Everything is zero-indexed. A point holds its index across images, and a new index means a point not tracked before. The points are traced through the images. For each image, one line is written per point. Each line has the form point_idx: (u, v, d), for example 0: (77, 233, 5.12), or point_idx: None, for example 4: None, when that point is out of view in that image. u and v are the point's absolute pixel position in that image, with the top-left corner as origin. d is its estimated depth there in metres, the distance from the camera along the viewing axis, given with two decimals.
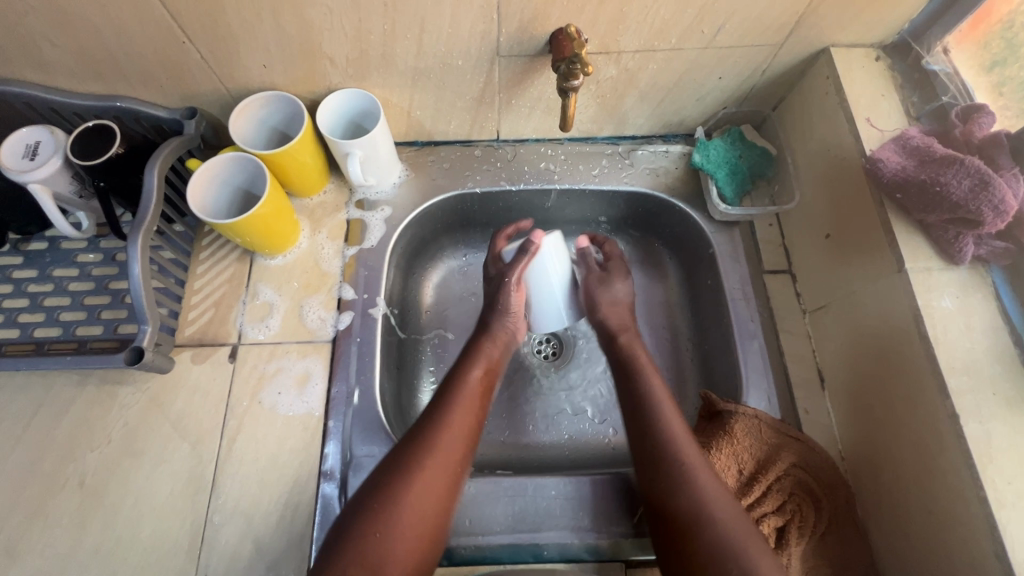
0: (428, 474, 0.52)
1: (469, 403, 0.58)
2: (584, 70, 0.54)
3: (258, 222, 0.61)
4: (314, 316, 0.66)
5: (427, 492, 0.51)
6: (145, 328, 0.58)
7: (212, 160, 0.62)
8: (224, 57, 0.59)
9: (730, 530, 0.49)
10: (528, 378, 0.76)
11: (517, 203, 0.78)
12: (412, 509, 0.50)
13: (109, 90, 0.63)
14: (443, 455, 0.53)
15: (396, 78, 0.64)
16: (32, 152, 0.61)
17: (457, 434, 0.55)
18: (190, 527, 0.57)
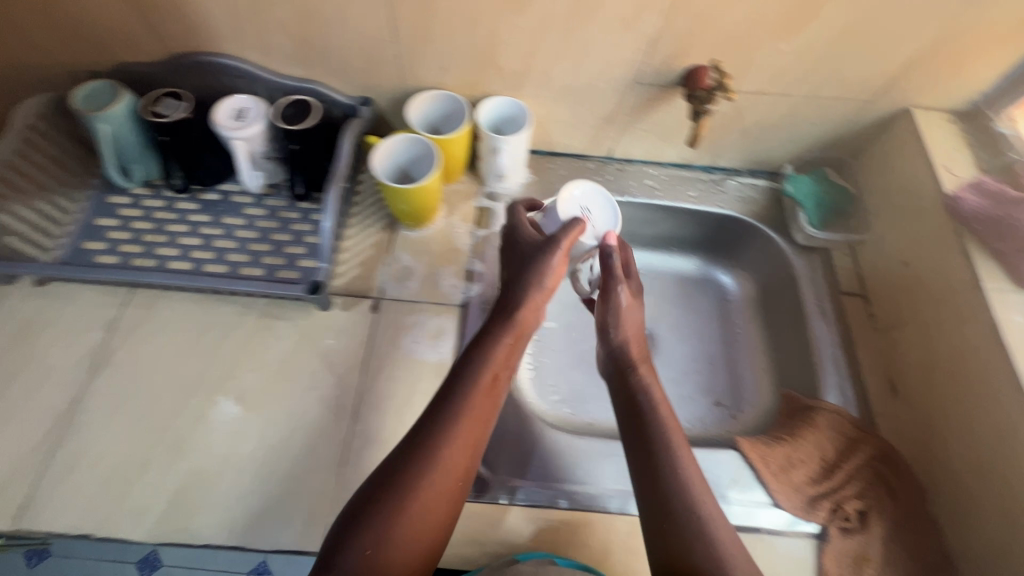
0: (427, 490, 0.47)
1: (484, 409, 0.53)
2: (726, 94, 0.65)
3: (422, 193, 0.72)
4: (447, 283, 0.76)
5: (433, 506, 0.47)
6: (324, 267, 0.71)
7: (390, 138, 0.73)
8: (414, 57, 0.72)
9: (725, 524, 0.49)
10: None
11: (620, 214, 0.89)
12: (421, 515, 0.47)
13: (307, 74, 0.76)
14: (444, 468, 0.48)
15: (547, 92, 0.76)
16: (241, 117, 0.72)
17: (458, 448, 0.50)
18: (333, 447, 0.63)
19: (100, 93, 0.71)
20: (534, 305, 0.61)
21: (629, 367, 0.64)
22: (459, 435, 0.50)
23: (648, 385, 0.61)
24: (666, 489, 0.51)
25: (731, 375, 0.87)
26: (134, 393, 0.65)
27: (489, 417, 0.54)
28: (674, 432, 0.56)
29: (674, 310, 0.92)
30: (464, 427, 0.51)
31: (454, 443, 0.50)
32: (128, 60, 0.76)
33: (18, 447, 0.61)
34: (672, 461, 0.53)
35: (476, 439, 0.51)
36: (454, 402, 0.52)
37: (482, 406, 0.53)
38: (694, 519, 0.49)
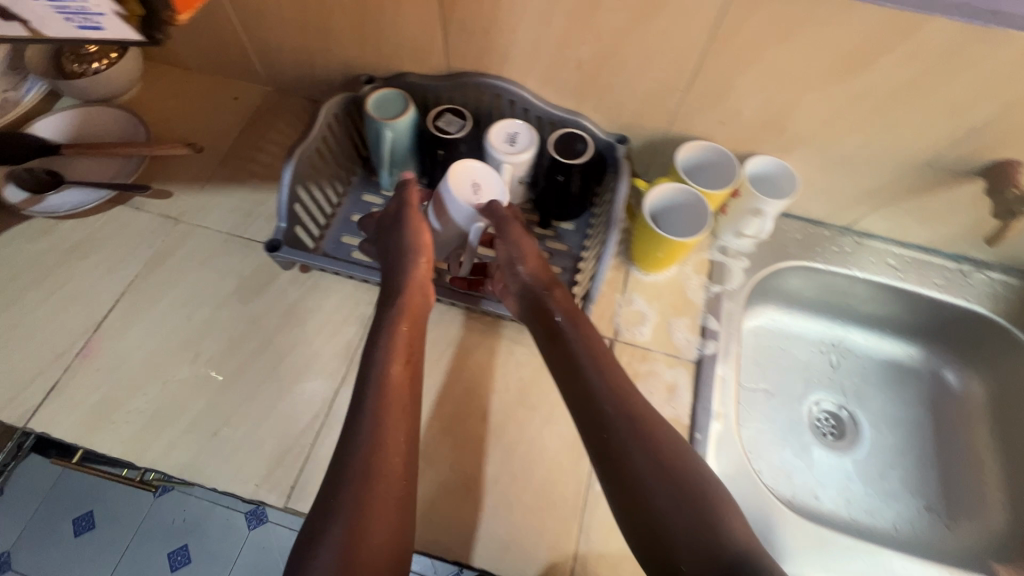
0: (376, 483, 0.51)
1: (401, 398, 0.57)
2: None
3: (686, 245, 0.71)
4: (681, 336, 0.74)
5: (382, 498, 0.51)
6: (587, 306, 0.70)
7: (659, 186, 0.73)
8: (696, 107, 0.71)
9: (721, 532, 0.48)
10: (811, 447, 0.84)
11: (848, 290, 0.86)
12: (376, 504, 0.50)
13: (575, 106, 0.77)
14: (392, 461, 0.53)
15: (818, 159, 0.73)
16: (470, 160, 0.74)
17: (394, 436, 0.55)
18: (576, 487, 0.66)
19: (392, 101, 0.75)
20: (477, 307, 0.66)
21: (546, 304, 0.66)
22: (392, 437, 0.54)
23: (591, 375, 0.60)
24: (653, 503, 0.51)
25: (944, 480, 0.82)
26: None
27: (410, 403, 0.58)
28: (644, 435, 0.55)
29: (878, 398, 0.89)
30: (391, 420, 0.55)
31: (386, 445, 0.54)
32: (406, 71, 0.79)
33: (289, 427, 0.65)
34: (657, 454, 0.54)
35: (401, 438, 0.55)
36: (370, 403, 0.56)
37: (396, 396, 0.57)
38: (684, 531, 0.49)
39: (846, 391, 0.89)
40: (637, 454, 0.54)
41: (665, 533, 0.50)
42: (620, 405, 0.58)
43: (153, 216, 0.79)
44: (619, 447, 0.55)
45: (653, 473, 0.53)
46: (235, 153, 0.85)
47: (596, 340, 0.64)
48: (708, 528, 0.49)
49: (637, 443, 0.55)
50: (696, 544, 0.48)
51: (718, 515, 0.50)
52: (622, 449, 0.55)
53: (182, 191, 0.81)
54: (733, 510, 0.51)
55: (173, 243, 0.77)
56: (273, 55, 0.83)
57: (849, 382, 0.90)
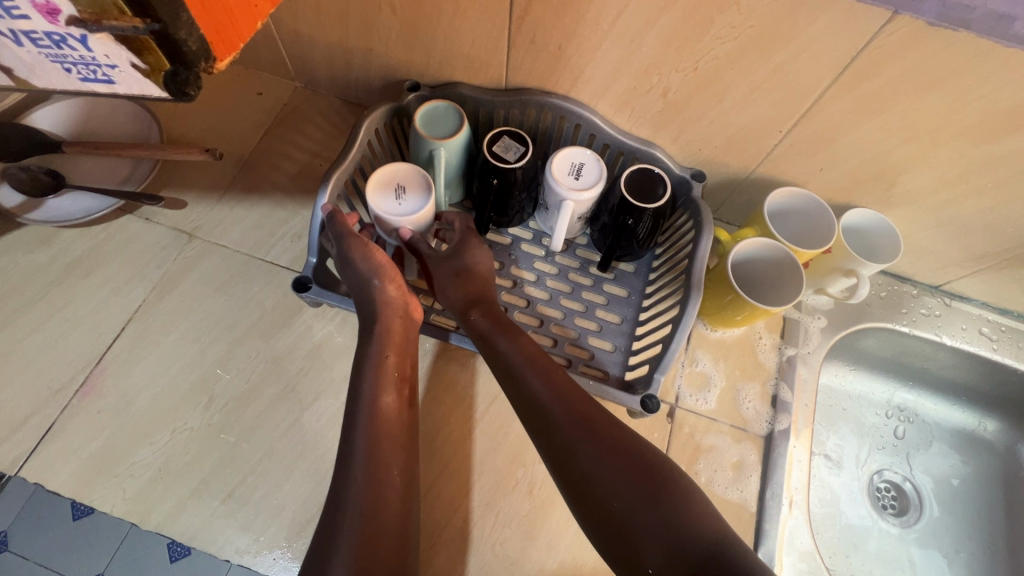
0: (354, 502, 0.47)
1: (372, 393, 0.53)
2: None
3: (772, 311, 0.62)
4: (750, 406, 0.67)
5: (363, 516, 0.46)
6: (658, 377, 0.60)
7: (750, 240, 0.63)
8: (795, 152, 0.62)
9: (690, 526, 0.43)
10: (870, 522, 0.77)
11: (929, 355, 0.77)
12: (353, 521, 0.46)
13: (649, 136, 0.67)
14: (370, 474, 0.48)
15: (924, 218, 0.64)
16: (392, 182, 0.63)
17: (377, 442, 0.51)
18: None
19: (443, 116, 0.65)
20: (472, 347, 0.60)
21: (480, 303, 0.62)
22: (385, 469, 0.49)
23: (535, 382, 0.54)
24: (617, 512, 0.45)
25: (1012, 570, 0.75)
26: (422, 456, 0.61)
27: (399, 417, 0.54)
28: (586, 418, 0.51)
29: (946, 468, 0.81)
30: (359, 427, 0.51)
31: (377, 476, 0.48)
32: (460, 81, 0.69)
33: (311, 492, 0.58)
34: (604, 446, 0.49)
35: (395, 471, 0.50)
36: (361, 436, 0.50)
37: (374, 408, 0.52)
38: (654, 538, 0.43)
39: (912, 461, 0.81)
40: (586, 454, 0.49)
41: (638, 545, 0.44)
42: (570, 409, 0.52)
43: (165, 230, 0.70)
44: (569, 456, 0.49)
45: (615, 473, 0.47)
46: (258, 159, 0.76)
47: (512, 345, 0.58)
48: (675, 526, 0.43)
49: (597, 444, 0.49)
50: (669, 553, 0.42)
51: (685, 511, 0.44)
52: (569, 450, 0.50)
53: (198, 202, 0.72)
54: (696, 500, 0.45)
55: (187, 264, 0.68)
56: (307, 50, 0.73)
57: (915, 450, 0.82)
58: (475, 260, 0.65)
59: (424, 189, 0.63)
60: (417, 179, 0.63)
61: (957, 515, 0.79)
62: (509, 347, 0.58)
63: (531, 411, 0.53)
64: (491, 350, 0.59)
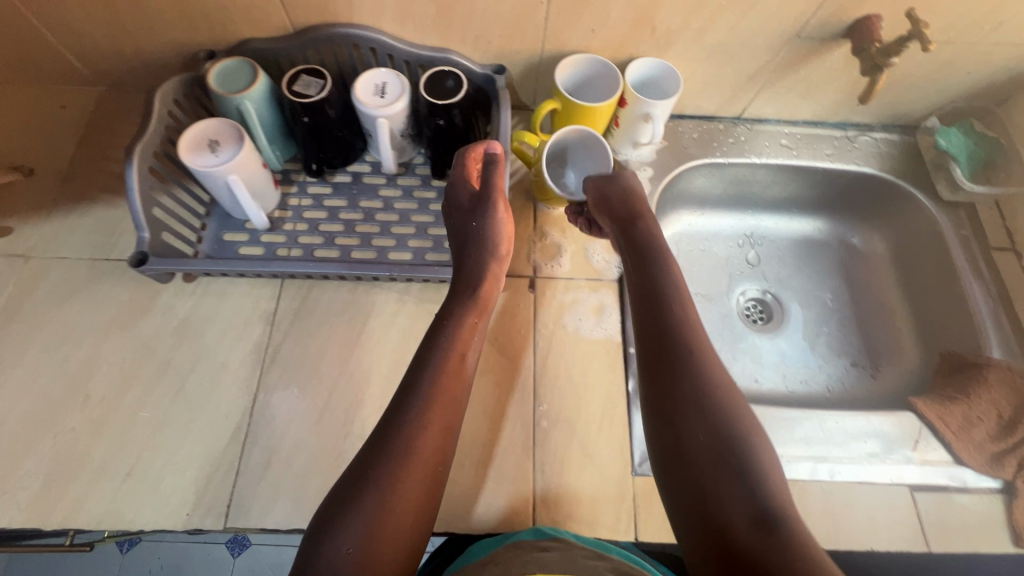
0: (408, 461, 0.46)
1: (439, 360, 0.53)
2: (923, 44, 0.61)
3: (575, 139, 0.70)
4: (599, 258, 0.74)
5: (411, 475, 0.46)
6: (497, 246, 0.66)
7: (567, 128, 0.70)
8: (565, 20, 0.68)
9: (752, 456, 0.45)
10: (740, 334, 0.88)
11: (750, 177, 0.87)
12: (397, 484, 0.45)
13: (443, 43, 0.72)
14: (426, 438, 0.48)
15: (694, 52, 0.72)
16: (203, 140, 0.64)
17: (435, 417, 0.49)
18: (521, 430, 0.63)
19: (236, 71, 0.67)
20: (490, 278, 0.61)
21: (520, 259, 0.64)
22: (432, 429, 0.49)
23: (687, 318, 0.54)
24: (695, 442, 0.46)
25: (870, 339, 0.85)
26: (309, 387, 0.64)
27: (460, 392, 0.53)
28: (714, 391, 0.48)
29: (798, 273, 0.92)
30: (438, 401, 0.50)
31: (425, 429, 0.48)
32: (250, 37, 0.71)
33: (209, 448, 0.60)
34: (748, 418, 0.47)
35: (436, 435, 0.49)
36: (423, 391, 0.50)
37: (449, 379, 0.52)
38: (713, 453, 0.45)
39: (766, 276, 0.91)
40: (729, 395, 0.48)
41: (696, 452, 0.46)
42: (702, 369, 0.50)
43: None
44: (718, 405, 0.47)
45: (739, 410, 0.47)
46: (78, 170, 0.74)
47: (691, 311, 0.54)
48: (740, 458, 0.44)
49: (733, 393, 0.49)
50: (727, 483, 0.44)
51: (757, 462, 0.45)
52: (706, 377, 0.49)
53: (24, 223, 0.70)
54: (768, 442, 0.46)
55: (27, 285, 0.67)
56: (93, 49, 0.72)
57: (768, 266, 0.92)
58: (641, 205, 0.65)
59: (233, 134, 0.64)
60: (221, 128, 0.65)
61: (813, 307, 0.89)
62: (690, 306, 0.55)
63: (675, 340, 0.52)
64: (643, 285, 0.57)
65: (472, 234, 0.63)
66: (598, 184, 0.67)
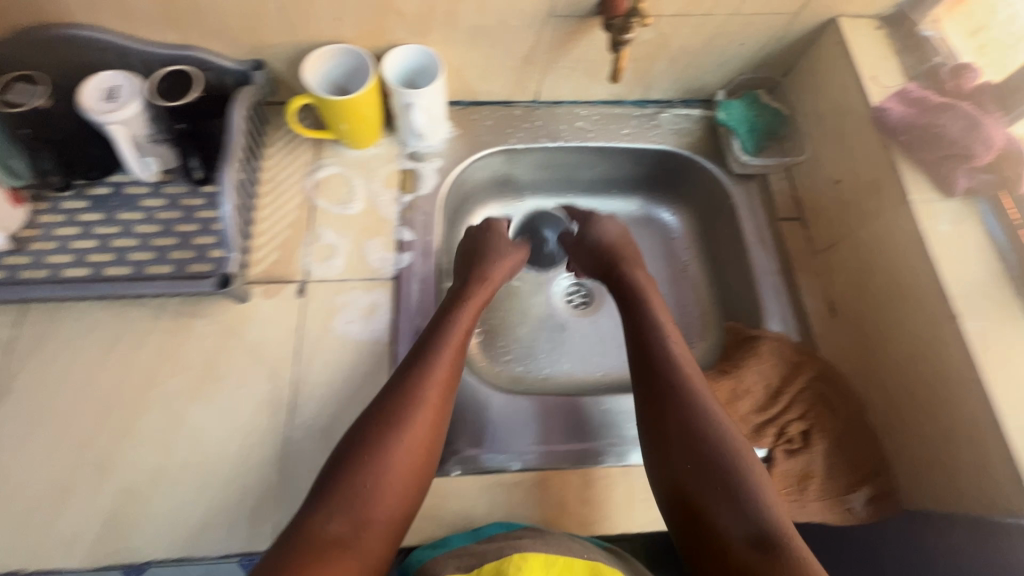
0: (405, 438, 0.54)
1: (442, 368, 0.59)
2: (641, 21, 0.60)
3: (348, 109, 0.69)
4: (376, 257, 0.71)
5: (397, 460, 0.53)
6: (232, 255, 0.61)
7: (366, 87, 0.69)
8: (302, 10, 0.64)
9: (744, 474, 0.53)
10: (559, 322, 0.86)
11: (554, 160, 0.84)
12: (396, 459, 0.53)
13: (184, 39, 0.67)
14: (413, 426, 0.55)
15: (455, 35, 0.69)
16: None
17: (426, 411, 0.56)
18: (273, 443, 0.61)
19: None
20: (489, 282, 0.71)
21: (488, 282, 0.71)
22: (417, 413, 0.55)
23: (669, 347, 0.63)
24: (679, 441, 0.56)
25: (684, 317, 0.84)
26: (42, 417, 0.60)
27: (449, 386, 0.59)
28: (681, 389, 0.59)
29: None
30: (425, 393, 0.57)
31: (416, 417, 0.55)
32: None
33: None
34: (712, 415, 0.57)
35: (421, 417, 0.55)
36: (398, 380, 0.58)
37: (431, 376, 0.58)
38: (700, 471, 0.54)
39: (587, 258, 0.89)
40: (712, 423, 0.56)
41: (683, 482, 0.54)
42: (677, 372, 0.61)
43: None
44: (720, 438, 0.55)
45: (732, 449, 0.54)
46: None
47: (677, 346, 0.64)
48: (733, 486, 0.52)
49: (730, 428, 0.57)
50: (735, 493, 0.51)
51: (755, 478, 0.53)
52: (688, 408, 0.58)
53: None
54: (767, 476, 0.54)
55: None
56: None
57: None
58: (607, 226, 0.78)
59: None
60: None
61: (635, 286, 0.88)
62: (676, 352, 0.63)
63: (681, 382, 0.60)
64: (637, 330, 0.66)
65: (479, 255, 0.73)
66: (587, 213, 0.81)
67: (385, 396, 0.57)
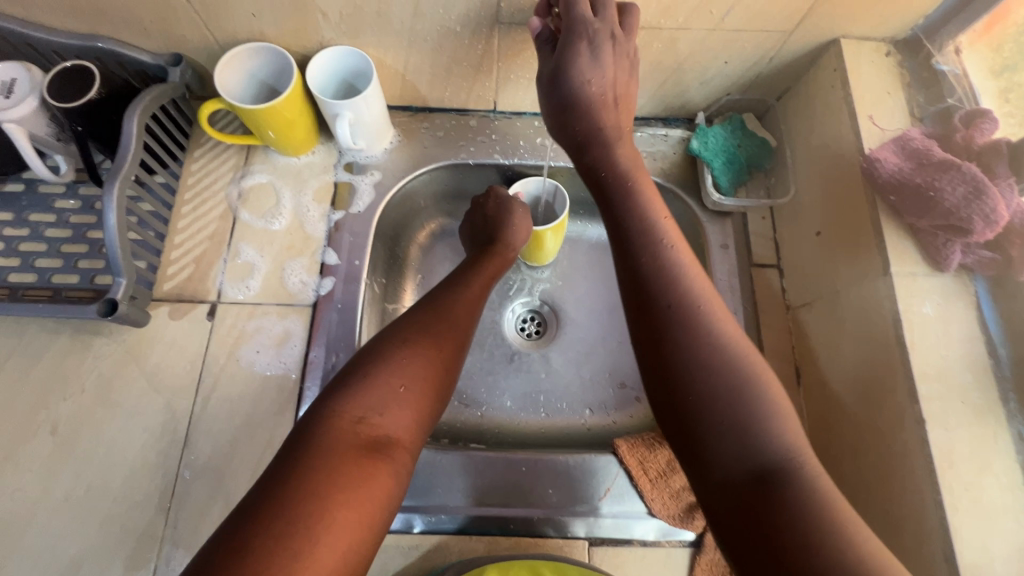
0: (426, 350, 0.50)
1: (466, 297, 0.57)
2: None
3: (274, 118, 0.61)
4: (296, 280, 0.66)
5: (418, 366, 0.48)
6: (120, 281, 0.58)
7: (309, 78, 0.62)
8: (212, 4, 0.56)
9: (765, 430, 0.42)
10: (509, 354, 0.78)
11: (512, 177, 0.76)
12: (415, 368, 0.48)
13: (90, 28, 0.60)
14: (437, 338, 0.51)
15: (392, 38, 0.61)
16: None
17: (451, 322, 0.53)
18: (161, 481, 0.57)
19: None
20: (516, 230, 0.67)
21: (509, 226, 0.67)
22: (439, 324, 0.52)
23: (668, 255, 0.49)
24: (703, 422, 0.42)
25: None
26: None
27: (474, 311, 0.57)
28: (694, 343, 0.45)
29: (586, 283, 0.82)
30: (446, 309, 0.54)
31: (438, 328, 0.52)
32: None
33: None
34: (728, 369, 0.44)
35: (446, 331, 0.52)
36: (427, 302, 0.55)
37: (456, 302, 0.56)
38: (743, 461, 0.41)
39: (545, 285, 0.82)
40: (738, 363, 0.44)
41: (723, 472, 0.41)
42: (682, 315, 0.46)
43: None
44: (741, 389, 0.43)
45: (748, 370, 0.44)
46: None
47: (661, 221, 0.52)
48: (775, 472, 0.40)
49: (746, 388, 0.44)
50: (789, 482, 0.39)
51: (795, 449, 0.41)
52: (694, 337, 0.45)
53: None
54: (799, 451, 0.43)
55: None
56: None
57: (550, 273, 0.82)
58: (588, 72, 0.53)
59: None
60: None
61: (594, 320, 0.80)
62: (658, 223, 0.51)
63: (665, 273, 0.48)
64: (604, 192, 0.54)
65: (500, 202, 0.68)
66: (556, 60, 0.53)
67: (421, 307, 0.54)
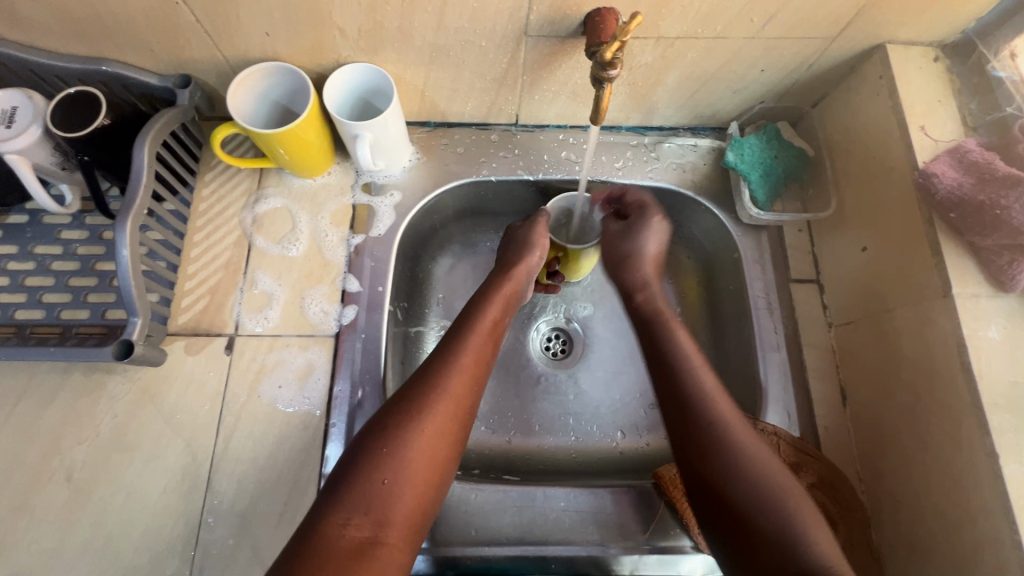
0: (422, 435, 0.45)
1: (469, 357, 0.52)
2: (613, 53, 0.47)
3: (287, 140, 0.58)
4: (317, 309, 0.63)
5: (412, 456, 0.44)
6: (134, 319, 0.55)
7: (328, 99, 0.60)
8: (223, 23, 0.53)
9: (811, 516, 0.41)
10: (536, 375, 0.75)
11: (536, 193, 0.73)
12: (408, 457, 0.44)
13: (93, 51, 0.57)
14: (434, 421, 0.47)
15: (413, 54, 0.58)
16: None
17: (451, 396, 0.48)
18: (184, 527, 0.55)
19: None
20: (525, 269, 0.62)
21: (519, 264, 0.62)
22: (441, 398, 0.48)
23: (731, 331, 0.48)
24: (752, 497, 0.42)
25: None
26: None
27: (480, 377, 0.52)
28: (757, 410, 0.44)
29: (613, 300, 0.79)
30: (446, 378, 0.49)
31: (439, 405, 0.47)
32: None
33: None
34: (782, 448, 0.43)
35: (448, 407, 0.48)
36: (427, 367, 0.51)
37: (457, 367, 0.51)
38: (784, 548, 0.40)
39: (570, 301, 0.79)
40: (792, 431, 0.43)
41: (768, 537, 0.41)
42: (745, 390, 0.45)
43: None
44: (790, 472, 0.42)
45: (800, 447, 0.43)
46: None
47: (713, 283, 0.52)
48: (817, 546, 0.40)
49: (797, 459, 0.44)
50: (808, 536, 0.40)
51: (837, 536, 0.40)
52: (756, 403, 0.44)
53: None
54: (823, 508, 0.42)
55: None
56: None
57: (575, 289, 0.79)
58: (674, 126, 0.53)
59: None
60: None
61: (623, 339, 0.77)
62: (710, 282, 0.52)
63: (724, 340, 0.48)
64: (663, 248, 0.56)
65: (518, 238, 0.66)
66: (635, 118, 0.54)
67: (421, 376, 0.50)
